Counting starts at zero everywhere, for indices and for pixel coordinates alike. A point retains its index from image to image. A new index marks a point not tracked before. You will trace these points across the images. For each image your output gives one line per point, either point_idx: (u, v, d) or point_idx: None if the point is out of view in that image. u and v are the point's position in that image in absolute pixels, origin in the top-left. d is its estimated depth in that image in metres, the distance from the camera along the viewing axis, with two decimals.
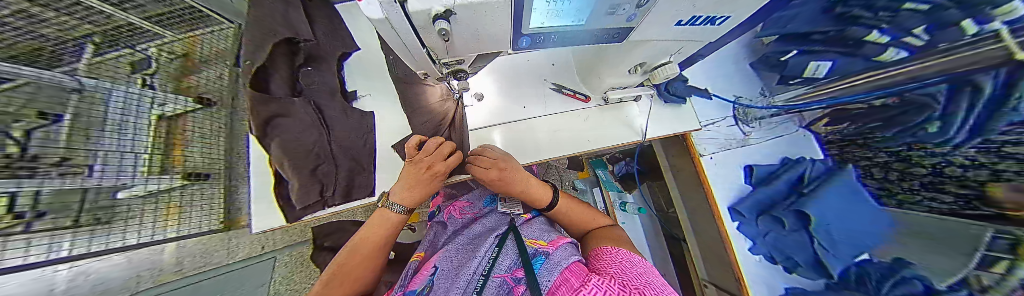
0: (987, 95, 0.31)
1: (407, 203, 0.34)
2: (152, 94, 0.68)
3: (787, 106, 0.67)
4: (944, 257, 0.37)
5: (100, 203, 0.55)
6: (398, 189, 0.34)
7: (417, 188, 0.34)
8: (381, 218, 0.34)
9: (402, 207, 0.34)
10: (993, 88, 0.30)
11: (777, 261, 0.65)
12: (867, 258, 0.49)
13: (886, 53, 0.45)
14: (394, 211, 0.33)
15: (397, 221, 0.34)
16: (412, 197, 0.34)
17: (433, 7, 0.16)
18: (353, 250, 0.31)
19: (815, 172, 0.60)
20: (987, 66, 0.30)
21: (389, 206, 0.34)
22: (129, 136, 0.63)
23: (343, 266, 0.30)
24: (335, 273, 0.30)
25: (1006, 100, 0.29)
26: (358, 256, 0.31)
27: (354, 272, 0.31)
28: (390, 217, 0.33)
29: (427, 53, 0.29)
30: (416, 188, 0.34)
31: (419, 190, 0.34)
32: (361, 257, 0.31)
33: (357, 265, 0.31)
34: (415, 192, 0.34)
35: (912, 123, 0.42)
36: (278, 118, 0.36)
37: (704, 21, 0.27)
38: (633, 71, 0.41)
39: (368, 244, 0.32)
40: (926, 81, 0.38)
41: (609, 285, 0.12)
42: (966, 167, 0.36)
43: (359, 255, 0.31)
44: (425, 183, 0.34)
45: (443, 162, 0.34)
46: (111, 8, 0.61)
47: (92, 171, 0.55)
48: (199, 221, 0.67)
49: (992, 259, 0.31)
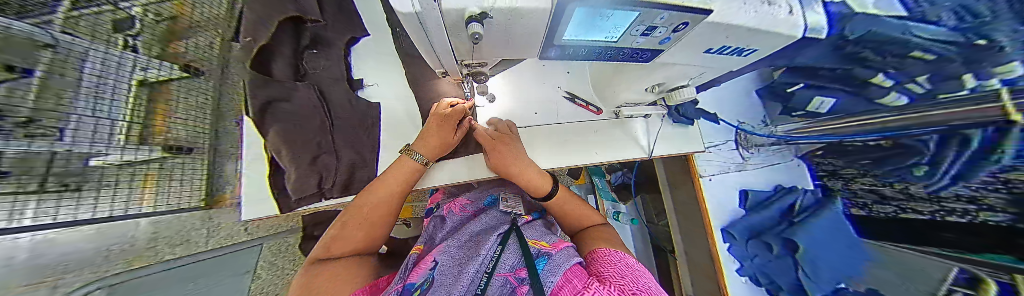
0: (979, 147, 0.33)
1: (425, 153, 0.38)
2: (129, 57, 0.64)
3: (788, 137, 0.70)
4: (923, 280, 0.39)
5: (70, 168, 0.51)
6: (419, 141, 0.40)
7: (430, 137, 0.39)
8: (396, 169, 0.36)
9: (420, 156, 0.38)
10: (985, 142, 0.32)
11: (762, 283, 0.67)
12: (844, 287, 0.51)
13: (888, 96, 0.46)
14: (416, 159, 0.37)
15: (414, 168, 0.37)
16: (429, 147, 0.39)
17: (466, 7, 0.15)
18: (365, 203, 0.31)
19: (805, 202, 0.62)
20: (976, 122, 0.33)
21: (410, 153, 0.37)
22: (105, 104, 0.58)
23: (355, 219, 0.29)
24: (346, 225, 0.28)
25: (990, 154, 0.31)
26: (366, 208, 0.30)
27: (368, 229, 0.29)
28: (408, 162, 0.36)
29: (452, 52, 0.28)
30: (428, 137, 0.40)
31: (433, 144, 0.40)
32: (375, 208, 0.30)
33: (373, 214, 0.30)
34: (432, 143, 0.40)
35: (905, 164, 0.44)
36: (275, 103, 0.36)
37: (732, 51, 0.26)
38: (650, 89, 0.40)
39: (381, 194, 0.32)
40: (925, 128, 0.40)
41: (610, 289, 0.13)
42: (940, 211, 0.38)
43: (372, 206, 0.30)
44: (434, 132, 0.40)
45: (447, 116, 0.39)
46: None
47: (63, 136, 0.50)
48: (177, 197, 0.64)
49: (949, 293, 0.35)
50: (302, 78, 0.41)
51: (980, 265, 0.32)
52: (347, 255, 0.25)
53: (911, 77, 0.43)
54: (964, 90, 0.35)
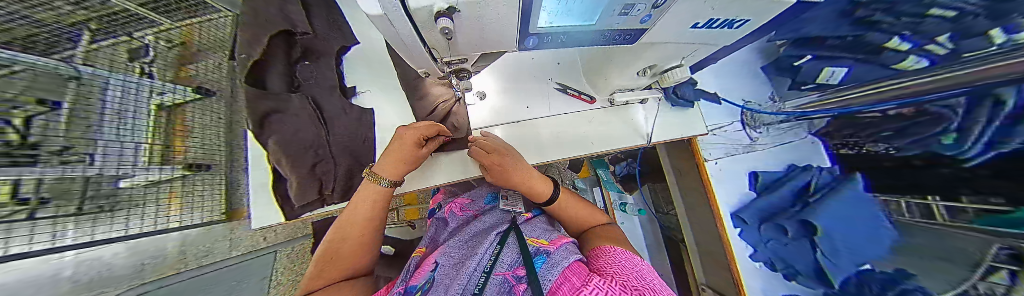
0: (1002, 109, 0.30)
1: (392, 176, 0.33)
2: (149, 83, 0.76)
3: (798, 113, 0.66)
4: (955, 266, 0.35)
5: (101, 191, 0.61)
6: (378, 163, 0.33)
7: (397, 160, 0.33)
8: (362, 197, 0.32)
9: (387, 181, 0.32)
10: (1009, 101, 0.29)
11: (778, 268, 0.65)
12: (870, 268, 0.48)
13: (905, 61, 0.44)
14: (382, 186, 0.32)
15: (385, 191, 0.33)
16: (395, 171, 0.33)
17: (434, 3, 0.15)
18: (338, 234, 0.29)
19: (822, 181, 0.59)
20: (1002, 80, 0.29)
21: (372, 179, 0.32)
22: (129, 133, 0.68)
23: (333, 250, 0.28)
24: (326, 258, 0.28)
25: (1008, 113, 0.29)
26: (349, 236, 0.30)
27: (347, 259, 0.29)
28: (376, 189, 0.32)
29: (428, 50, 0.28)
30: (396, 161, 0.33)
31: (400, 163, 0.34)
32: (352, 238, 0.30)
33: (352, 247, 0.30)
34: (397, 164, 0.33)
35: (928, 133, 0.40)
36: (275, 115, 0.37)
37: (721, 24, 0.25)
38: (643, 73, 0.39)
39: (357, 223, 0.30)
40: (948, 92, 0.36)
41: (610, 285, 0.12)
42: (963, 181, 0.35)
43: (348, 236, 0.30)
44: (404, 155, 0.34)
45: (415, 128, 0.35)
46: (134, 6, 0.77)
47: (94, 160, 0.61)
48: (201, 210, 0.72)
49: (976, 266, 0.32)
50: (296, 89, 0.42)
51: (996, 230, 0.30)
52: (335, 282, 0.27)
53: (933, 39, 0.40)
54: (992, 47, 0.32)
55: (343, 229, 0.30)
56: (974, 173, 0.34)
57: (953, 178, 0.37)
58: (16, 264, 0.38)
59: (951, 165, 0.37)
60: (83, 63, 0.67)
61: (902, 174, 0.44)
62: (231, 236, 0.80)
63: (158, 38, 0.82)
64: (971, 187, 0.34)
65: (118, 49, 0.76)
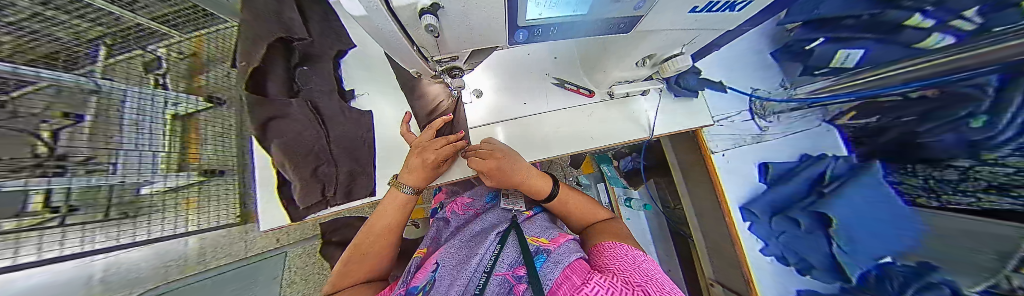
0: None
1: (414, 183, 0.36)
2: (164, 94, 0.78)
3: (811, 100, 0.62)
4: (980, 256, 0.33)
5: (125, 197, 0.66)
6: (404, 170, 0.37)
7: (416, 171, 0.36)
8: (388, 207, 0.35)
9: (409, 187, 0.36)
10: None
11: (791, 263, 0.63)
12: (890, 261, 0.45)
13: (930, 39, 0.41)
14: (405, 192, 0.35)
15: (408, 199, 0.36)
16: (415, 178, 0.36)
17: (417, 1, 0.14)
18: (366, 233, 0.33)
19: (838, 170, 0.56)
20: None
21: (398, 185, 0.35)
22: (145, 138, 0.72)
23: (360, 248, 0.31)
24: (353, 257, 0.31)
25: None
26: (370, 240, 0.32)
27: (369, 259, 0.31)
28: (399, 195, 0.35)
29: (417, 49, 0.28)
30: (415, 170, 0.36)
31: (420, 175, 0.36)
32: (378, 237, 0.32)
33: (374, 245, 0.32)
34: (417, 173, 0.36)
35: (956, 116, 0.37)
36: (277, 119, 0.43)
37: (722, 6, 0.24)
38: (642, 63, 0.38)
39: (380, 228, 0.33)
40: (975, 71, 0.33)
41: (612, 282, 0.12)
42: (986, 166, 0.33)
43: (371, 240, 0.32)
44: (420, 169, 0.36)
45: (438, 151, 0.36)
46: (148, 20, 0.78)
47: (115, 169, 0.65)
48: (215, 214, 0.73)
49: (1009, 257, 0.30)
50: (296, 94, 0.46)
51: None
52: (355, 285, 0.29)
53: (958, 14, 0.38)
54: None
55: (370, 230, 0.33)
56: (1005, 155, 0.31)
57: (977, 163, 0.34)
58: (46, 268, 0.40)
59: (983, 147, 0.34)
60: (102, 77, 0.71)
61: (926, 161, 0.41)
62: (245, 238, 0.84)
63: (169, 50, 0.84)
64: (992, 172, 0.32)
65: (134, 63, 0.80)
